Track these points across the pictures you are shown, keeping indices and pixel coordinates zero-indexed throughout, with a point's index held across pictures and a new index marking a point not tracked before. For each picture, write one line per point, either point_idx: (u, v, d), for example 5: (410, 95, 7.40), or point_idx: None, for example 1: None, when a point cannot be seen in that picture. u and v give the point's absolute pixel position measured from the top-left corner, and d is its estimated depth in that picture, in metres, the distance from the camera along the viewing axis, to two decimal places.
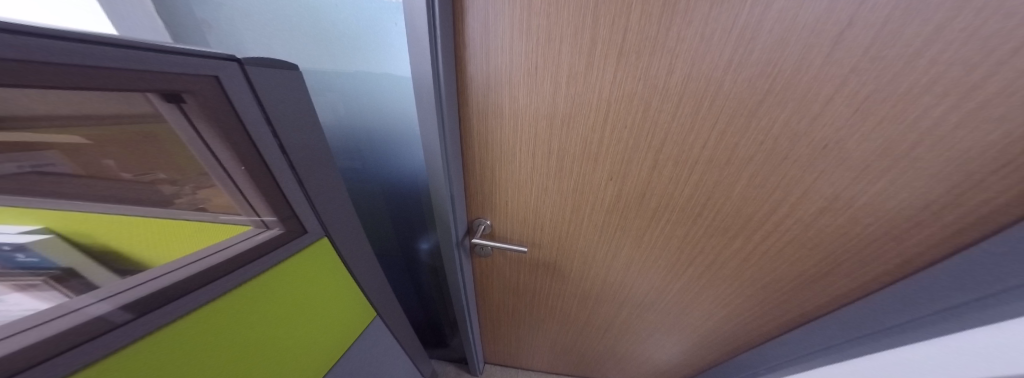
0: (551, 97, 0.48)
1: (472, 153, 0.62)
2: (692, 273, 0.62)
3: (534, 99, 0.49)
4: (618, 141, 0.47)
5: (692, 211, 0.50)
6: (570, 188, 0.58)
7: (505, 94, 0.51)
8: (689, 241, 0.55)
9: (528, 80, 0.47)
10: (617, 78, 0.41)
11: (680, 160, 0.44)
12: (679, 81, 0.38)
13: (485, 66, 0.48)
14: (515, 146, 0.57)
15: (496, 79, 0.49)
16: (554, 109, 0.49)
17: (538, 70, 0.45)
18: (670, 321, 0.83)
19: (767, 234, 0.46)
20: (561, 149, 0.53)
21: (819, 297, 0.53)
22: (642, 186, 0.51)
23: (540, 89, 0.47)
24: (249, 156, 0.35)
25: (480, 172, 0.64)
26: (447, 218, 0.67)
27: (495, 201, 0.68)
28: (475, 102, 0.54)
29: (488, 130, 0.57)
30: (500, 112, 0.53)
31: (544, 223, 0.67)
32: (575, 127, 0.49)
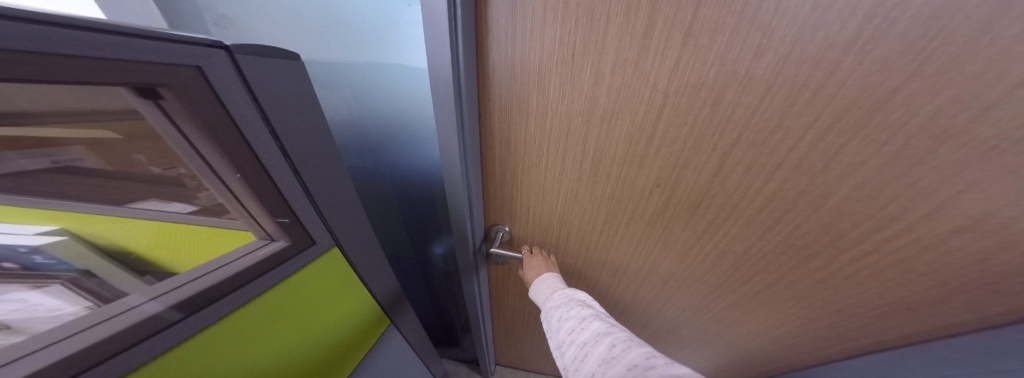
0: (592, 90, 0.40)
1: (493, 155, 0.55)
2: (744, 291, 0.54)
3: (571, 93, 0.42)
4: (671, 143, 0.40)
5: (758, 225, 0.42)
6: (604, 195, 0.51)
7: (535, 87, 0.43)
8: (748, 256, 0.47)
9: (565, 70, 0.40)
10: (683, 65, 0.33)
11: (753, 165, 0.37)
12: (770, 66, 0.30)
13: (512, 54, 0.41)
14: (543, 148, 0.50)
15: (526, 70, 0.42)
16: (594, 104, 0.41)
17: (579, 57, 0.38)
18: (705, 338, 0.75)
19: (855, 253, 0.39)
20: (598, 150, 0.46)
21: (908, 326, 0.45)
22: (696, 194, 0.43)
23: (579, 81, 0.40)
24: (246, 161, 0.29)
25: (501, 176, 0.58)
26: (464, 224, 0.61)
27: (516, 207, 0.61)
28: (498, 96, 0.47)
29: (512, 130, 0.50)
30: (527, 109, 0.46)
31: (571, 232, 0.60)
32: (617, 126, 0.42)
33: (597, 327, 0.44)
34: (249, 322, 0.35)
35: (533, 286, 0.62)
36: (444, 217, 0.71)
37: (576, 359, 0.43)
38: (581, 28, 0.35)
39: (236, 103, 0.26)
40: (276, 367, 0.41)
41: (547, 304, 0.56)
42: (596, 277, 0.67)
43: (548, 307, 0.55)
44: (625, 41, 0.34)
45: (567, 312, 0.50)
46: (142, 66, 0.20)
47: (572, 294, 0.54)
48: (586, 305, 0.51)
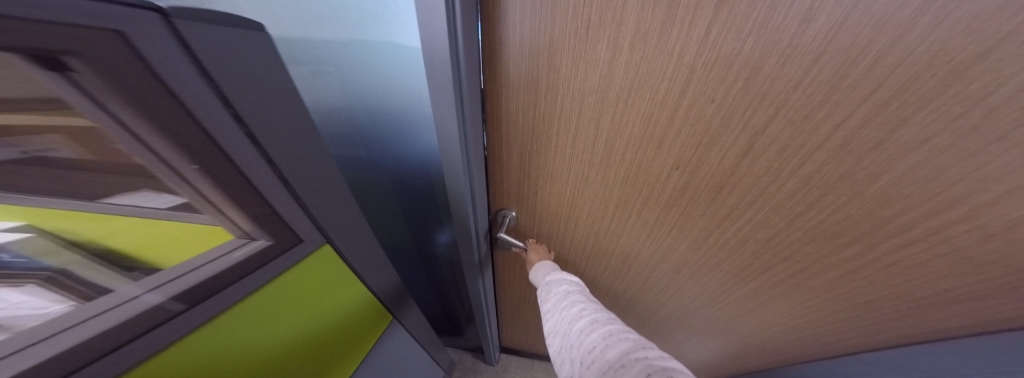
0: (609, 65, 0.36)
1: (501, 139, 0.53)
2: (764, 279, 0.52)
3: (585, 69, 0.38)
4: (695, 123, 0.36)
5: (788, 210, 0.39)
6: (617, 181, 0.48)
7: (545, 64, 0.40)
8: (772, 243, 0.44)
9: (579, 44, 0.36)
10: (715, 33, 0.29)
11: (786, 145, 0.33)
12: (821, 33, 0.25)
13: (521, 25, 0.37)
14: (554, 129, 0.47)
15: (536, 45, 0.38)
16: (611, 81, 0.38)
17: (596, 29, 0.34)
18: (717, 325, 0.73)
19: (896, 240, 0.35)
20: (611, 133, 0.43)
21: (945, 320, 0.42)
22: (719, 179, 0.40)
23: (595, 56, 0.36)
24: (204, 155, 0.23)
25: (509, 159, 0.56)
26: (467, 212, 0.59)
27: (524, 191, 0.60)
28: (504, 74, 0.44)
29: (521, 111, 0.47)
30: (537, 88, 0.43)
31: (580, 219, 0.57)
32: (634, 106, 0.39)
33: (580, 307, 0.48)
34: (247, 317, 0.33)
35: (532, 269, 0.64)
36: (445, 205, 0.70)
37: (557, 326, 0.49)
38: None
39: (182, 82, 0.19)
40: (274, 359, 0.40)
41: (541, 286, 0.59)
42: (605, 265, 0.66)
43: (541, 288, 0.58)
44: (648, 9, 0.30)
45: (557, 294, 0.54)
46: (78, 31, 0.15)
47: (563, 277, 0.57)
48: (574, 287, 0.54)
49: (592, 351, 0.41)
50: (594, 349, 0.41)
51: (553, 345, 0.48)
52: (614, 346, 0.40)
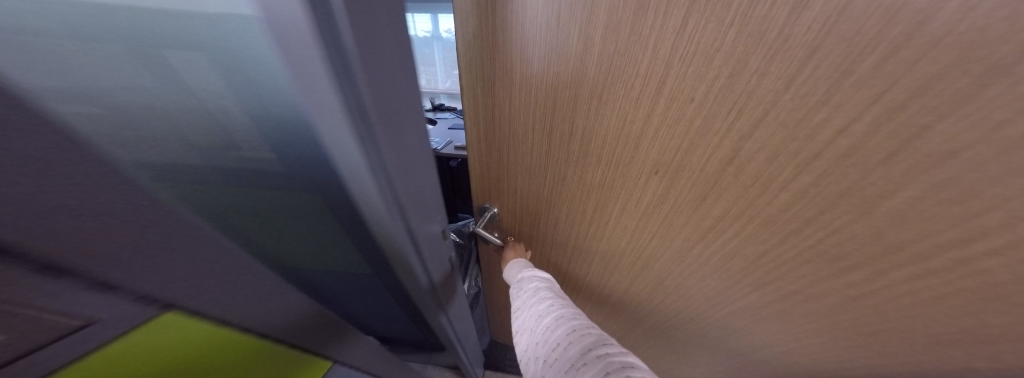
0: (579, 58, 0.33)
1: (477, 135, 0.51)
2: (755, 299, 0.46)
3: (556, 63, 0.35)
4: (672, 125, 0.32)
5: (782, 228, 0.34)
6: (592, 187, 0.43)
7: (518, 57, 0.38)
8: (761, 261, 0.39)
9: (548, 35, 0.34)
10: (692, 24, 0.25)
11: (778, 153, 0.28)
12: (815, 23, 0.21)
13: (494, 15, 0.36)
14: (528, 128, 0.44)
15: (508, 36, 0.37)
16: (582, 76, 0.34)
17: (565, 18, 0.32)
18: (707, 353, 0.66)
19: (915, 273, 0.30)
20: (584, 135, 0.39)
21: (970, 367, 0.35)
22: (700, 191, 0.35)
23: (565, 47, 0.33)
24: None
25: (485, 155, 0.53)
26: (400, 243, 0.41)
27: (501, 190, 0.56)
28: (478, 64, 0.42)
29: (494, 107, 0.45)
30: (510, 83, 0.41)
31: (557, 227, 0.53)
32: (607, 104, 0.35)
33: (548, 304, 0.47)
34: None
35: (506, 268, 0.60)
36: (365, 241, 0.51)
37: (523, 324, 0.48)
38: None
39: None
40: None
41: (512, 284, 0.56)
42: (584, 281, 0.60)
43: (513, 287, 0.56)
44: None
45: (527, 291, 0.52)
46: None
47: (535, 272, 0.55)
48: (545, 283, 0.52)
49: (556, 348, 0.40)
50: (558, 345, 0.40)
51: (521, 343, 0.48)
52: (577, 341, 0.39)
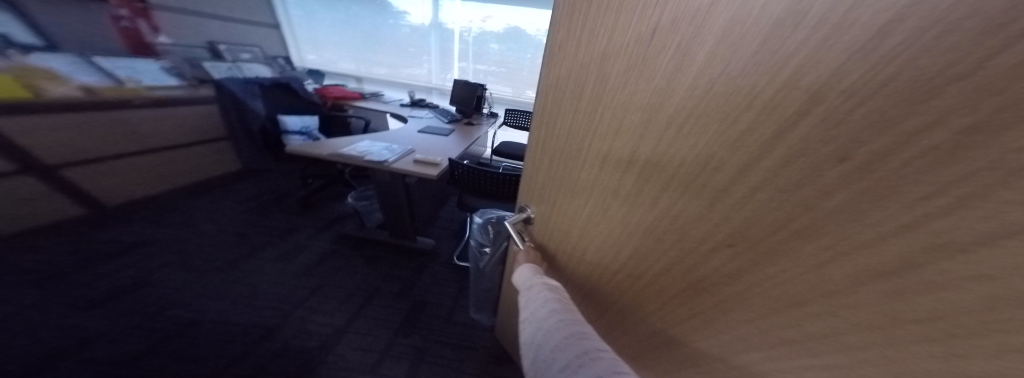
0: (667, 75, 0.24)
1: (536, 141, 0.46)
2: None
3: (636, 79, 0.27)
4: (789, 188, 0.20)
5: None
6: (637, 232, 0.33)
7: (595, 69, 0.31)
8: None
9: (636, 45, 0.26)
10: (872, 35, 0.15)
11: (1004, 310, 0.12)
12: None
13: (586, 20, 0.31)
14: (582, 145, 0.36)
15: (591, 46, 0.31)
16: (665, 98, 0.25)
17: (667, 26, 0.23)
18: None
19: None
20: (643, 169, 0.29)
21: None
22: (792, 297, 0.21)
23: (655, 61, 0.25)
24: None
25: (534, 155, 0.48)
26: None
27: (538, 193, 0.50)
28: (557, 59, 0.36)
29: (556, 117, 0.39)
30: (580, 96, 0.34)
31: (586, 265, 0.44)
32: (689, 139, 0.25)
33: (556, 317, 0.37)
34: None
35: (517, 272, 0.49)
36: None
37: (530, 343, 0.37)
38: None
39: None
40: None
41: (523, 292, 0.44)
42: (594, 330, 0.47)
43: (521, 294, 0.45)
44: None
45: (535, 300, 0.41)
46: None
47: (546, 282, 0.44)
48: (557, 295, 0.41)
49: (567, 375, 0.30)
50: (566, 367, 0.31)
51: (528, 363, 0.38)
52: (588, 369, 0.29)
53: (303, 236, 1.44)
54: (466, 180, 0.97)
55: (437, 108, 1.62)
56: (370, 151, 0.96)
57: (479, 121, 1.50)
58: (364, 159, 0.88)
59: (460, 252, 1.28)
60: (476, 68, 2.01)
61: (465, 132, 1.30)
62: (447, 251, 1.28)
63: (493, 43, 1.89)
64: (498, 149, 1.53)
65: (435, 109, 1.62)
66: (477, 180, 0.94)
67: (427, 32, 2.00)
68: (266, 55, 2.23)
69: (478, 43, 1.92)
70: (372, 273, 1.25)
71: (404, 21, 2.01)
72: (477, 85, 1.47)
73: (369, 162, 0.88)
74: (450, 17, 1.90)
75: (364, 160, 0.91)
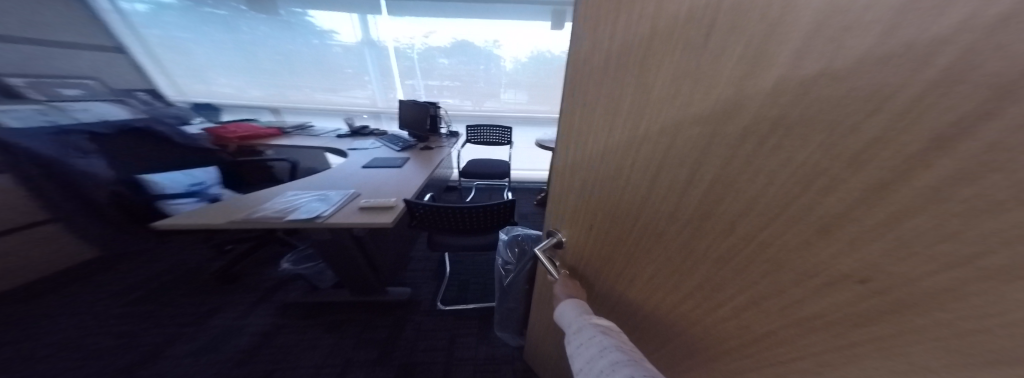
0: (735, 84, 0.18)
1: (567, 161, 0.41)
2: None
3: (688, 90, 0.21)
4: (934, 240, 0.12)
5: None
6: (693, 264, 0.26)
7: (631, 82, 0.26)
8: None
9: (684, 52, 0.21)
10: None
11: None
12: None
13: (616, 31, 0.27)
14: (625, 166, 0.30)
15: (625, 60, 0.27)
16: (735, 111, 0.19)
17: (728, 26, 0.18)
18: None
19: None
20: (707, 197, 0.23)
21: None
22: None
23: (716, 68, 0.19)
24: None
25: (564, 177, 0.43)
26: None
27: (572, 216, 0.43)
28: (586, 72, 0.33)
29: (589, 135, 0.34)
30: (615, 111, 0.29)
31: (636, 304, 0.36)
32: (784, 164, 0.17)
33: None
34: None
35: (561, 305, 0.39)
36: None
37: None
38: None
39: None
40: None
41: (568, 336, 0.34)
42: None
43: (568, 337, 0.34)
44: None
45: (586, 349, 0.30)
46: None
47: (595, 322, 0.33)
48: (615, 342, 0.30)
49: None
50: None
51: None
52: None
53: (230, 316, 1.01)
54: (430, 219, 0.74)
55: (384, 135, 1.43)
56: (297, 202, 0.69)
57: (440, 143, 1.35)
58: (286, 218, 0.62)
59: (445, 293, 1.10)
60: (427, 85, 1.87)
61: (423, 158, 1.10)
62: (428, 297, 1.09)
63: (441, 57, 1.78)
64: (465, 170, 1.41)
65: (386, 136, 1.40)
66: (444, 219, 0.74)
67: (360, 51, 1.77)
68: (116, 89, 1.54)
69: (424, 59, 1.78)
70: (339, 344, 0.91)
71: (332, 40, 1.74)
72: (428, 104, 1.32)
73: (294, 221, 0.62)
74: (386, 33, 1.72)
75: (286, 220, 0.62)
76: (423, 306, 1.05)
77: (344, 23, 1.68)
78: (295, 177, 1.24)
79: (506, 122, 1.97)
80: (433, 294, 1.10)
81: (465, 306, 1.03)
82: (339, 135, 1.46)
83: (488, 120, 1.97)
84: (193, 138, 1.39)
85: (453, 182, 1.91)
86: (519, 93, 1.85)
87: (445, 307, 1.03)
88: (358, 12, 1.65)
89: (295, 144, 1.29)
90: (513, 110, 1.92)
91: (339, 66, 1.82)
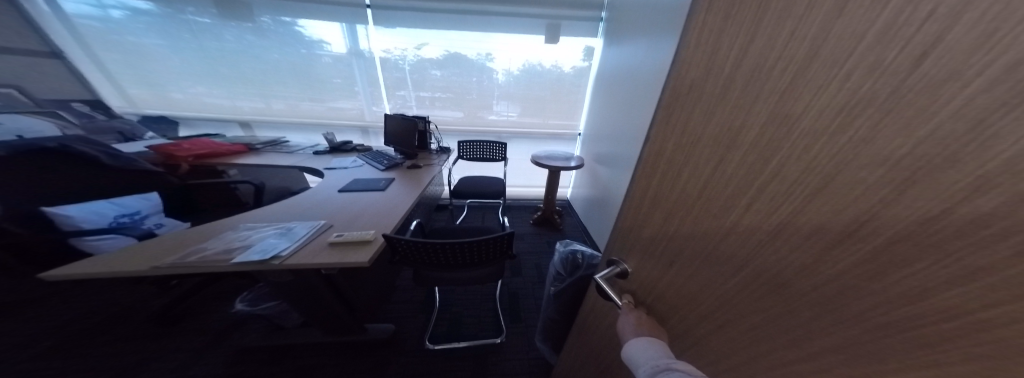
0: (970, 121, 0.12)
1: (644, 189, 0.36)
2: None
3: (866, 125, 0.16)
4: None
5: None
6: (813, 330, 0.20)
7: (764, 110, 0.22)
8: None
9: (866, 79, 0.16)
10: None
11: None
12: None
13: (745, 54, 0.23)
14: (727, 192, 0.25)
15: (756, 87, 0.22)
16: (961, 157, 0.13)
17: (969, 39, 0.12)
18: None
19: None
20: (866, 265, 0.17)
21: None
22: None
23: (936, 97, 0.13)
24: None
25: (633, 198, 0.39)
26: None
27: (642, 242, 0.38)
28: (687, 88, 0.29)
29: (686, 160, 0.29)
30: (732, 143, 0.25)
31: (714, 365, 0.30)
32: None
33: None
34: None
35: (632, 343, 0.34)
36: None
37: None
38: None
39: None
40: None
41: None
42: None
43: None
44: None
45: None
46: None
47: (670, 368, 0.29)
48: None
49: None
50: None
51: None
52: None
53: (165, 370, 0.84)
54: (413, 254, 0.65)
55: (368, 151, 1.33)
56: (253, 237, 0.59)
57: (429, 160, 1.27)
58: (231, 260, 0.52)
59: (433, 329, 0.99)
60: (419, 96, 1.80)
61: (410, 178, 1.01)
62: (414, 334, 0.97)
63: (434, 69, 1.72)
64: (457, 189, 1.33)
65: (371, 152, 1.31)
66: (429, 255, 0.65)
67: (348, 60, 1.68)
68: (41, 99, 1.44)
69: (416, 70, 1.72)
70: None
71: (321, 50, 1.65)
72: (416, 119, 1.24)
73: (244, 263, 0.52)
74: (376, 44, 1.65)
75: (230, 264, 0.51)
76: (408, 345, 0.93)
77: (333, 31, 1.60)
78: (260, 200, 1.11)
79: (498, 137, 1.93)
80: (421, 331, 0.98)
81: (456, 345, 0.92)
82: (318, 151, 1.35)
83: (480, 134, 1.92)
84: (129, 159, 1.05)
85: (443, 201, 1.82)
86: (512, 106, 1.82)
87: (434, 347, 0.91)
88: (345, 21, 1.57)
89: (267, 163, 1.17)
90: (508, 124, 1.87)
91: (325, 77, 1.72)
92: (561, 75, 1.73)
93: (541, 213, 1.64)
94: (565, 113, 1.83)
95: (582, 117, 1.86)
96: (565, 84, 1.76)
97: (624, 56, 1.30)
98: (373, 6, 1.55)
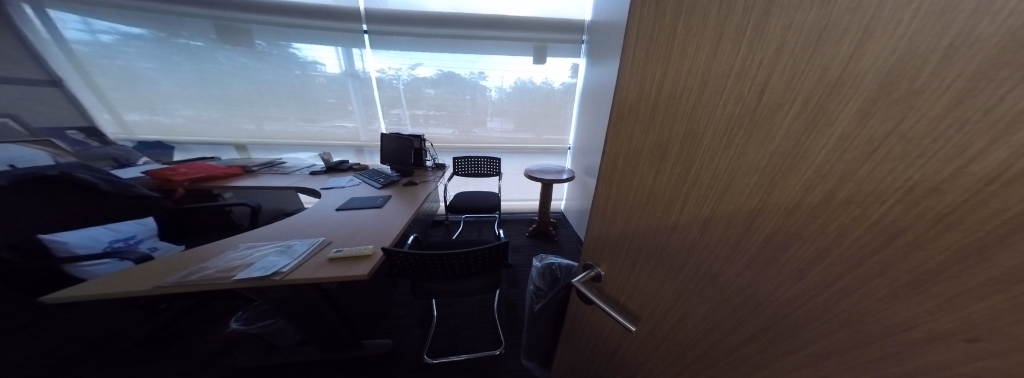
0: (794, 139, 0.19)
1: (604, 200, 0.40)
2: None
3: (741, 141, 0.22)
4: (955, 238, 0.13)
5: None
6: (750, 307, 0.24)
7: (679, 130, 0.27)
8: None
9: (736, 106, 0.22)
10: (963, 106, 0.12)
11: None
12: None
13: (662, 85, 0.29)
14: (670, 191, 0.29)
15: (675, 103, 0.27)
16: (794, 163, 0.19)
17: (782, 85, 0.20)
18: None
19: None
20: (766, 247, 0.22)
21: None
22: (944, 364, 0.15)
23: (772, 121, 0.20)
24: None
25: (598, 202, 0.41)
26: None
27: (607, 243, 0.40)
28: (628, 104, 0.33)
29: (634, 170, 0.33)
30: (663, 156, 0.29)
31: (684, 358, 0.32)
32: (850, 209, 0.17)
33: None
34: None
35: None
36: None
37: None
38: (808, 21, 0.18)
39: None
40: None
41: None
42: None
43: None
44: (934, 24, 0.13)
45: None
46: None
47: None
48: None
49: None
50: None
51: None
52: None
53: None
54: (412, 267, 0.66)
55: (364, 170, 1.35)
56: (253, 255, 0.59)
57: (425, 177, 1.30)
58: (236, 276, 0.52)
59: (432, 343, 0.97)
60: (414, 113, 1.85)
61: (407, 195, 1.03)
62: (414, 348, 0.95)
63: (428, 88, 1.79)
64: (453, 204, 1.35)
65: (367, 171, 1.33)
66: (427, 266, 0.66)
67: (343, 80, 1.73)
68: (36, 129, 1.42)
69: (410, 89, 1.79)
70: None
71: (315, 71, 1.70)
72: (413, 136, 1.27)
73: (247, 280, 0.52)
74: (371, 65, 1.72)
75: (235, 281, 0.51)
76: (408, 359, 0.91)
77: (330, 53, 1.66)
78: (256, 221, 1.10)
79: (493, 152, 1.98)
80: (420, 345, 0.96)
81: (456, 358, 0.90)
82: (314, 171, 1.37)
83: (475, 150, 1.96)
84: (127, 185, 1.05)
85: (439, 217, 1.82)
86: (505, 121, 1.88)
87: (434, 361, 0.89)
88: (341, 45, 1.64)
89: (263, 184, 1.17)
90: (501, 139, 1.93)
91: (321, 98, 1.77)
92: (551, 92, 1.82)
93: (536, 225, 1.66)
94: (556, 127, 1.91)
95: (572, 131, 1.93)
96: (555, 100, 1.84)
97: (606, 73, 1.39)
98: (369, 32, 1.63)
